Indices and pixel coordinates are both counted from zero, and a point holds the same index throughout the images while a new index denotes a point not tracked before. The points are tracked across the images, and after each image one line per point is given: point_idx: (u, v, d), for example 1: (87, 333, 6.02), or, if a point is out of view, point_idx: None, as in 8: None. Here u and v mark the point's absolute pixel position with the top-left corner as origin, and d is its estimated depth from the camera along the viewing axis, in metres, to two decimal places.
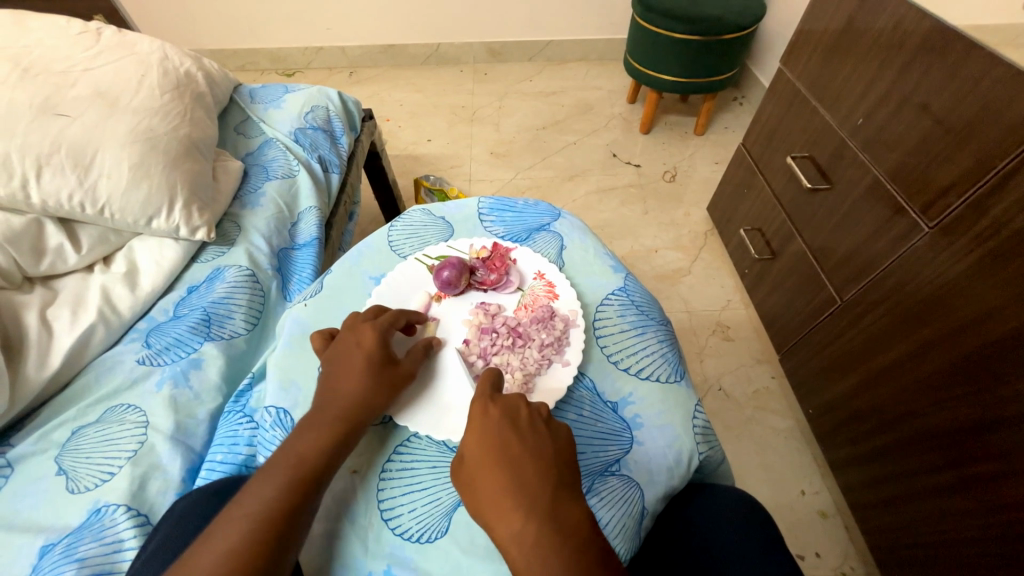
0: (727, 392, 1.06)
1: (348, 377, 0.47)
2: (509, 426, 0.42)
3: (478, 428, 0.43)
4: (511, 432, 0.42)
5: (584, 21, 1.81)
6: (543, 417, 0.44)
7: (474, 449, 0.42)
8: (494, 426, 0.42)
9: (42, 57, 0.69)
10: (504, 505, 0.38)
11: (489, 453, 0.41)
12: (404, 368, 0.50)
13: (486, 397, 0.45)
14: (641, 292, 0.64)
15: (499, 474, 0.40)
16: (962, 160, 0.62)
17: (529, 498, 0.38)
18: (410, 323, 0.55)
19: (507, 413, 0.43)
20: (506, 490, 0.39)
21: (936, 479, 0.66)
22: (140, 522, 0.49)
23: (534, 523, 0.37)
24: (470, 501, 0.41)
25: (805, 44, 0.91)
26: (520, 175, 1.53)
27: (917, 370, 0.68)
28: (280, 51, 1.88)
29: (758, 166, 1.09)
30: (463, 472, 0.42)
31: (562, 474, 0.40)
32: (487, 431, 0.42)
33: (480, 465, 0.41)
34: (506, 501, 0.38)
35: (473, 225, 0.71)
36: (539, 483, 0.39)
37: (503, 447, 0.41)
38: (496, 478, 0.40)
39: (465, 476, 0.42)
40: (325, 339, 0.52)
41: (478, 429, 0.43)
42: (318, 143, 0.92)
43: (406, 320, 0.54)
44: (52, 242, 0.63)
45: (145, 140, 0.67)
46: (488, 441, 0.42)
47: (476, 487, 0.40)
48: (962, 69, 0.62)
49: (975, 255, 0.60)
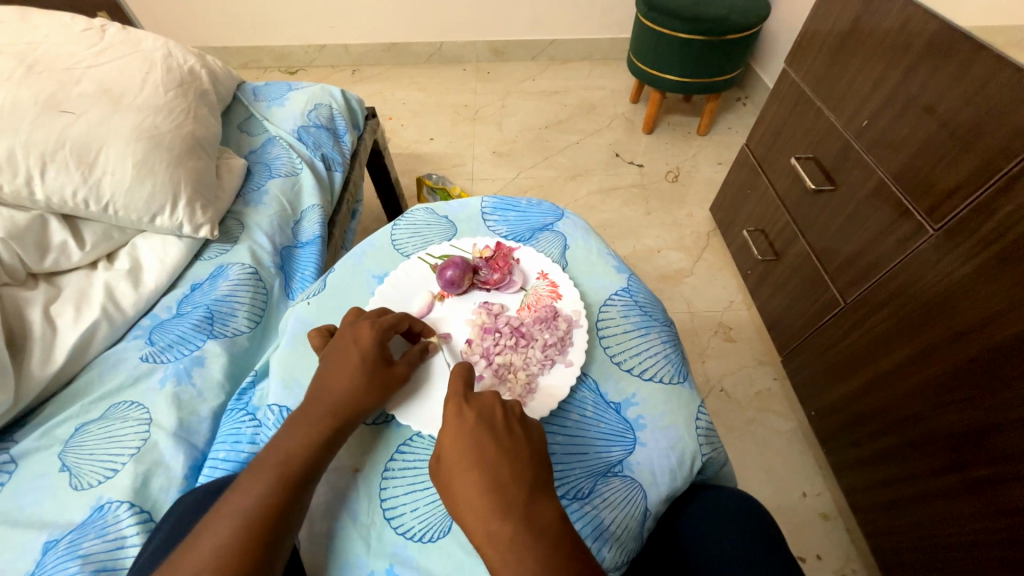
0: (729, 393, 1.06)
1: (339, 370, 0.48)
2: (485, 431, 0.42)
3: (452, 430, 0.43)
4: (487, 436, 0.42)
5: (587, 20, 1.80)
6: (517, 419, 0.44)
7: (450, 450, 0.42)
8: (471, 429, 0.42)
9: (47, 54, 0.69)
10: (482, 503, 0.38)
11: (465, 454, 0.41)
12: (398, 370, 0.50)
13: (460, 399, 0.45)
14: (645, 293, 0.64)
15: (474, 476, 0.40)
16: (968, 162, 0.62)
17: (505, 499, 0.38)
18: (413, 330, 0.54)
19: (484, 418, 0.43)
20: (480, 490, 0.39)
21: (939, 482, 0.65)
22: (143, 518, 0.49)
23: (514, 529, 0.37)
24: (448, 499, 0.41)
25: (810, 44, 0.90)
26: (522, 174, 1.53)
27: (920, 373, 0.67)
28: (284, 49, 1.88)
29: (762, 166, 1.09)
30: (441, 475, 0.42)
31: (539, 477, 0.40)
32: (463, 434, 0.42)
33: (456, 467, 0.41)
34: (483, 500, 0.38)
35: (476, 225, 0.70)
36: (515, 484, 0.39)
37: (479, 448, 0.41)
38: (470, 479, 0.39)
39: (442, 479, 0.41)
40: (324, 336, 0.52)
41: (454, 431, 0.42)
42: (321, 141, 0.92)
43: (409, 325, 0.53)
44: (56, 238, 0.63)
45: (149, 138, 0.67)
46: (466, 443, 0.41)
47: (452, 489, 0.40)
48: (969, 71, 0.61)
49: (980, 258, 0.60)
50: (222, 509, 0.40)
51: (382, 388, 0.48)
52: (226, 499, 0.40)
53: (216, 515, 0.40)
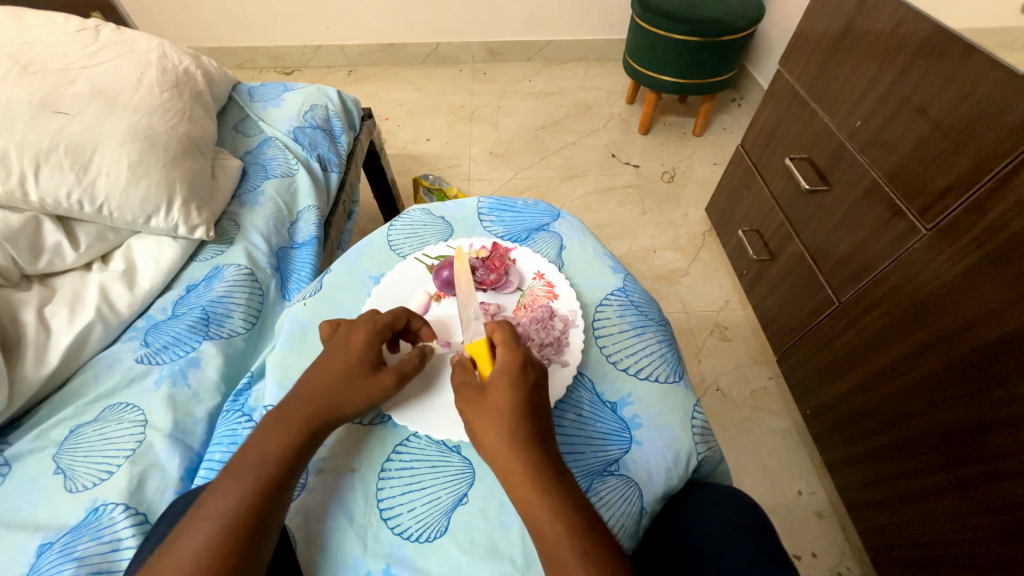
0: (724, 393, 1.07)
1: (340, 365, 0.48)
2: (536, 396, 0.44)
3: (506, 382, 0.44)
4: (537, 399, 0.44)
5: (583, 21, 1.81)
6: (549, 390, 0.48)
7: (497, 401, 0.43)
8: (527, 389, 0.44)
9: (40, 55, 0.68)
10: (511, 468, 0.41)
11: (528, 409, 0.43)
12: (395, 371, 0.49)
13: (525, 357, 0.46)
14: (640, 292, 0.64)
15: (513, 433, 0.42)
16: (959, 163, 0.63)
17: (535, 462, 0.41)
18: (410, 327, 0.54)
19: (538, 382, 0.45)
20: (513, 452, 0.41)
21: (932, 480, 0.66)
22: (139, 521, 0.49)
23: (531, 505, 0.40)
24: (501, 449, 0.42)
25: (803, 45, 0.91)
26: (519, 175, 1.53)
27: (913, 371, 0.68)
28: (278, 49, 1.88)
29: (756, 167, 1.09)
30: (502, 423, 0.42)
31: (554, 460, 0.42)
32: (516, 392, 0.43)
33: (498, 418, 0.42)
34: (514, 462, 0.41)
35: (473, 225, 0.71)
36: (545, 450, 0.42)
37: (537, 406, 0.44)
38: (509, 435, 0.42)
39: (504, 427, 0.42)
40: (331, 326, 0.52)
41: (520, 385, 0.44)
42: (317, 141, 0.92)
43: (407, 322, 0.53)
44: (50, 240, 0.63)
45: (144, 139, 0.67)
46: (530, 399, 0.44)
47: (486, 437, 0.42)
48: (961, 73, 0.62)
49: (972, 258, 0.61)
50: (218, 509, 0.40)
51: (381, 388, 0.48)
52: (223, 500, 0.40)
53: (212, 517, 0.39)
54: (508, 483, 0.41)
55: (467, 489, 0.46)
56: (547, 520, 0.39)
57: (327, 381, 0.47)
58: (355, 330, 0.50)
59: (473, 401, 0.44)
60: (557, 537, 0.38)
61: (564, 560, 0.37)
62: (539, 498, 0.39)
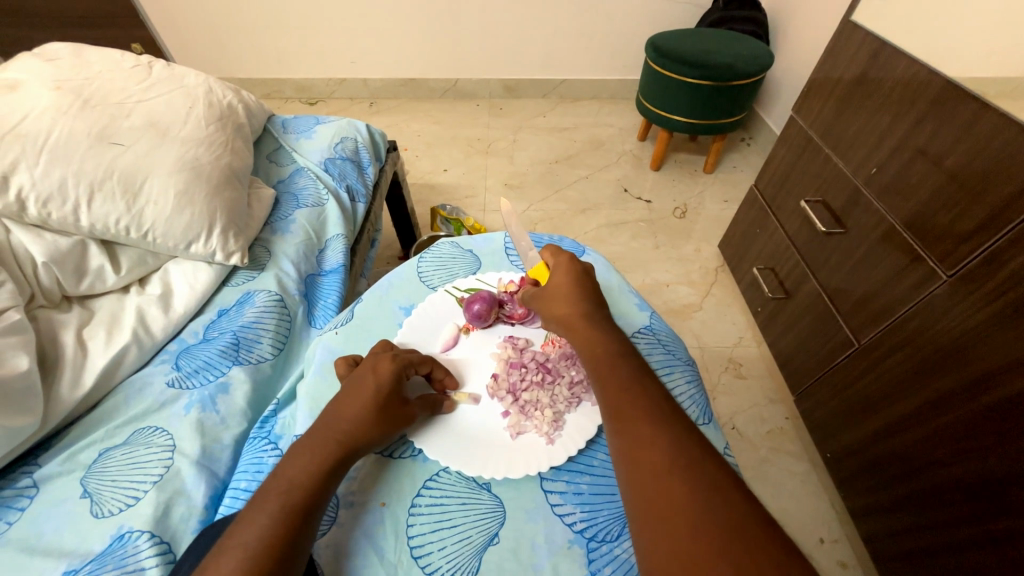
0: (741, 431, 1.05)
1: (369, 393, 0.48)
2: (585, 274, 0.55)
3: (569, 295, 0.53)
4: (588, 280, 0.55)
5: (597, 63, 1.89)
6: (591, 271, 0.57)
7: (560, 304, 0.53)
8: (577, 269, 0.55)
9: (100, 89, 0.73)
10: (578, 323, 0.51)
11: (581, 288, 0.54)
12: (410, 411, 0.50)
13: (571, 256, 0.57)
14: (666, 330, 0.65)
15: (579, 302, 0.53)
16: (977, 212, 0.64)
17: (661, 406, 0.44)
18: (433, 375, 0.55)
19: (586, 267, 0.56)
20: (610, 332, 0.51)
21: (964, 532, 0.64)
22: (162, 550, 0.48)
23: (597, 358, 0.49)
24: (569, 316, 0.52)
25: (817, 93, 0.95)
26: (533, 207, 1.57)
27: (937, 419, 0.68)
28: (305, 81, 1.97)
29: (770, 207, 1.12)
30: (564, 297, 0.53)
31: (681, 419, 0.43)
32: (571, 275, 0.55)
33: (562, 288, 0.54)
34: (579, 320, 0.52)
35: (500, 259, 0.72)
36: (596, 313, 0.52)
37: (588, 285, 0.54)
38: (572, 301, 0.53)
39: (569, 301, 0.53)
40: (349, 364, 0.53)
41: (566, 270, 0.55)
42: (347, 172, 0.96)
43: (429, 371, 0.54)
44: (93, 263, 0.65)
45: (190, 169, 0.70)
46: (577, 279, 0.54)
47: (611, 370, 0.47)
48: (975, 127, 0.65)
49: (993, 307, 0.61)
50: (263, 538, 0.38)
51: (396, 426, 0.49)
52: (241, 529, 0.40)
53: (227, 547, 0.39)
54: (576, 336, 0.51)
55: (499, 528, 0.46)
56: (660, 469, 0.39)
57: (364, 398, 0.47)
58: (383, 359, 0.51)
59: (546, 305, 0.54)
60: (617, 384, 0.46)
61: (627, 398, 0.45)
62: (603, 348, 0.49)
